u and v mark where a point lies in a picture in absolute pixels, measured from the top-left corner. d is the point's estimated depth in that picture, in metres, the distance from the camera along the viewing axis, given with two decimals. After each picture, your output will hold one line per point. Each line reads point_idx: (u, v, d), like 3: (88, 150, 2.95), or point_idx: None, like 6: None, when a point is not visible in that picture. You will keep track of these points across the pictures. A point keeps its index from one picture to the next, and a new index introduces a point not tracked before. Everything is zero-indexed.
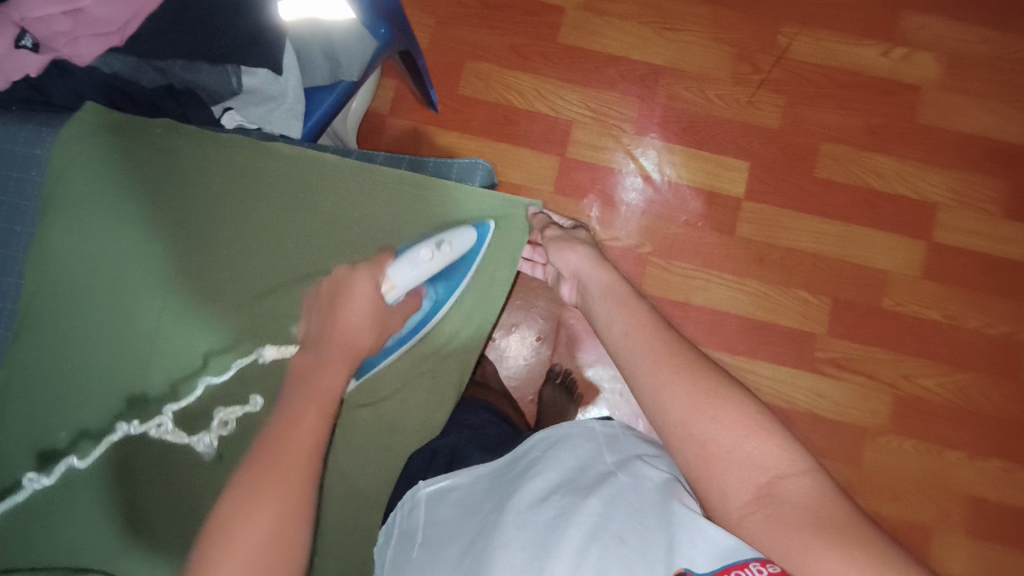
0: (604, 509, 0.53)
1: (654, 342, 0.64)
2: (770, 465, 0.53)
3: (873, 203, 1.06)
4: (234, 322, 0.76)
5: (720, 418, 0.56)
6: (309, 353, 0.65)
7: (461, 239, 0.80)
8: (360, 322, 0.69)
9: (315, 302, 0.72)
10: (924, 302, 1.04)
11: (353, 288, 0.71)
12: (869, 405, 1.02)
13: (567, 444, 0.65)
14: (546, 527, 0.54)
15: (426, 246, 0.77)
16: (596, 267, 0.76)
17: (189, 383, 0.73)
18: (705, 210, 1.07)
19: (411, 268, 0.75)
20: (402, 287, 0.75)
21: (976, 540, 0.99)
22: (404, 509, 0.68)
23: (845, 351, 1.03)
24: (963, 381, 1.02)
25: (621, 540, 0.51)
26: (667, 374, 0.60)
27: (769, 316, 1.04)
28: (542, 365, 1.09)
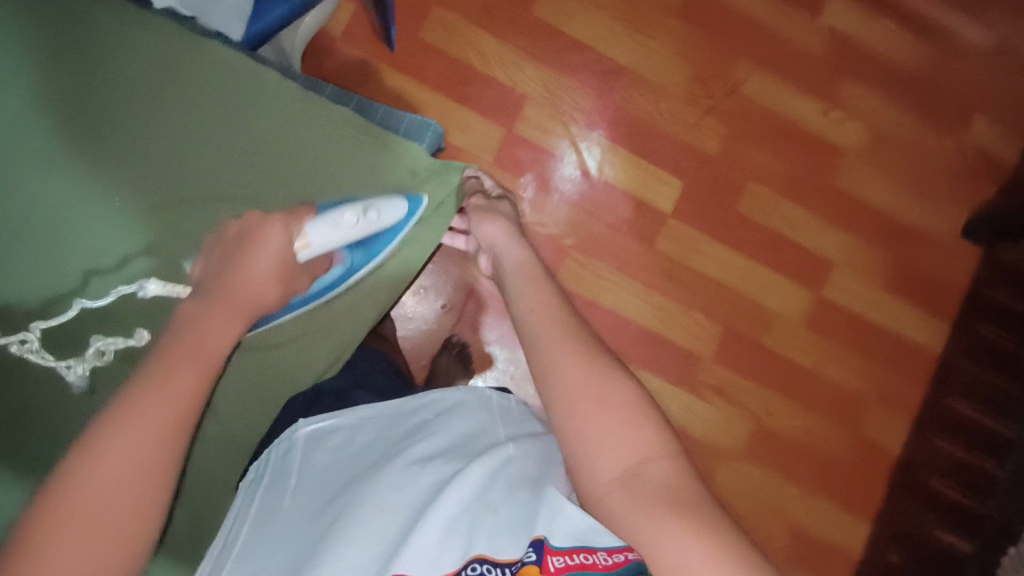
0: (484, 478, 0.55)
1: (557, 320, 0.66)
2: (642, 451, 0.56)
3: (781, 249, 1.13)
4: (147, 226, 0.78)
5: (605, 405, 0.58)
6: (202, 299, 0.63)
7: (392, 210, 0.78)
8: (262, 276, 0.67)
9: (217, 245, 0.69)
10: (799, 348, 1.13)
11: (263, 240, 0.68)
12: (732, 430, 1.10)
13: (462, 411, 0.66)
14: (425, 490, 0.54)
15: (352, 211, 0.74)
16: (512, 241, 0.78)
17: (62, 304, 0.75)
18: (632, 217, 1.09)
19: (330, 231, 0.72)
20: (317, 249, 0.72)
21: (792, 564, 1.11)
22: (279, 450, 0.66)
23: (723, 377, 1.10)
24: (815, 424, 1.13)
25: (492, 508, 0.52)
26: (561, 352, 0.62)
27: (666, 330, 1.09)
28: (441, 332, 1.07)
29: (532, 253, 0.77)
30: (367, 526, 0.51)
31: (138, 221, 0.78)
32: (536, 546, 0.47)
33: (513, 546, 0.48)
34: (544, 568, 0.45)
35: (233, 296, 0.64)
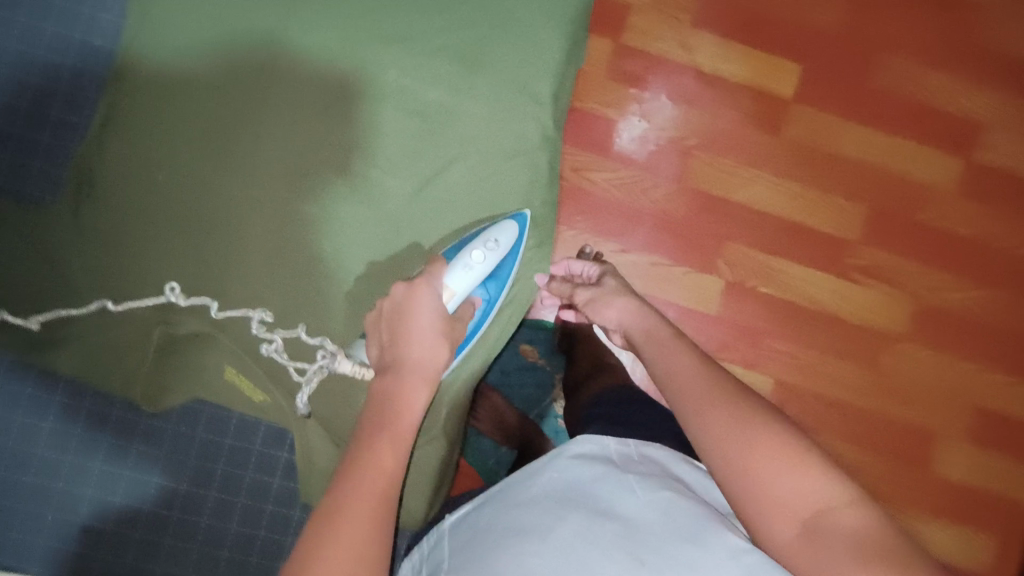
0: (622, 534, 0.53)
1: (702, 373, 0.62)
2: (812, 497, 0.51)
3: (923, 117, 1.07)
4: (320, 163, 0.80)
5: (758, 453, 0.54)
6: (388, 376, 0.67)
7: (506, 235, 0.81)
8: (431, 334, 0.70)
9: (378, 322, 0.74)
10: (957, 218, 1.06)
11: (411, 305, 0.71)
12: (894, 313, 1.05)
13: (579, 459, 0.63)
14: (562, 544, 0.52)
15: (477, 247, 0.78)
16: (641, 316, 0.73)
17: (274, 253, 0.80)
18: (754, 108, 1.07)
19: (466, 273, 0.77)
20: (461, 291, 0.77)
21: (978, 448, 1.05)
22: (425, 545, 0.65)
23: (877, 259, 1.05)
24: (986, 297, 1.05)
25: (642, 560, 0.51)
26: (695, 402, 0.59)
27: (806, 218, 1.06)
28: (575, 247, 1.05)
29: (663, 319, 0.72)
30: None
31: (384, 147, 0.82)
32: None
33: None
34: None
35: (412, 364, 0.67)
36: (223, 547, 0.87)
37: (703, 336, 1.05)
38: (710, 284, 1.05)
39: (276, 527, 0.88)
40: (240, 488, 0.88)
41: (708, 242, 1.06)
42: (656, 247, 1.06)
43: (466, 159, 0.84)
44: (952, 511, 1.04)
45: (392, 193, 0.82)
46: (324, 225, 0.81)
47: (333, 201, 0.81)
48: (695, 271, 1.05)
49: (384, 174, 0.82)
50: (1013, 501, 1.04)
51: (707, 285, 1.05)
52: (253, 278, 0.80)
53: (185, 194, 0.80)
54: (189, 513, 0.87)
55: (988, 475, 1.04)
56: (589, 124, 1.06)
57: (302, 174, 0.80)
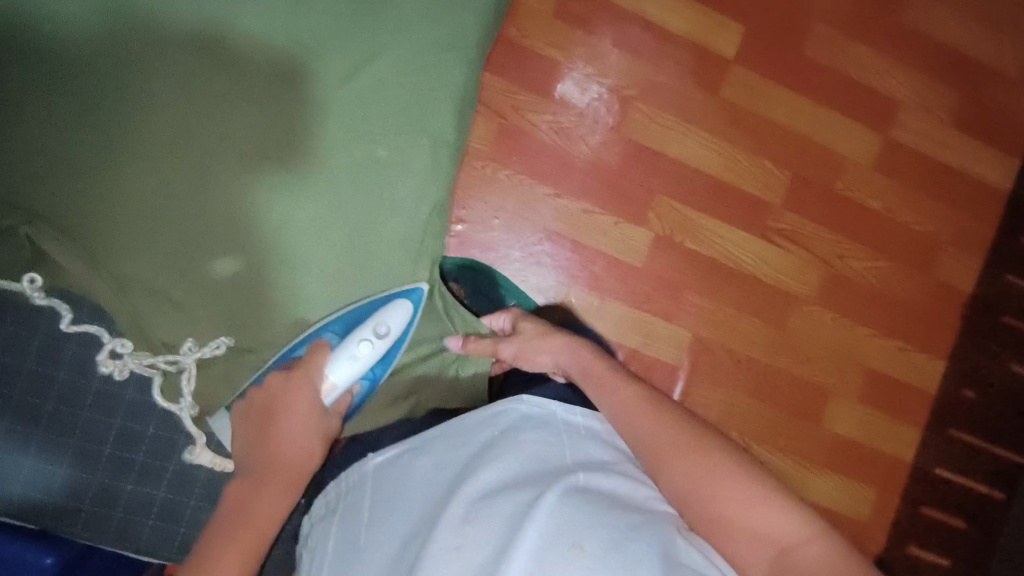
0: (567, 512, 0.53)
1: (656, 414, 0.61)
2: (781, 530, 0.52)
3: (848, 91, 1.11)
4: (204, 53, 0.63)
5: (732, 487, 0.55)
6: (247, 480, 0.61)
7: (400, 321, 0.68)
8: (297, 441, 0.63)
9: (247, 416, 0.66)
10: (870, 192, 1.12)
11: (289, 402, 0.64)
12: (805, 277, 1.10)
13: (528, 431, 0.62)
14: (500, 522, 0.53)
15: (363, 340, 0.66)
16: (578, 354, 0.71)
17: (139, 164, 0.62)
18: (694, 64, 1.07)
19: (350, 365, 0.66)
20: (342, 386, 0.66)
21: (866, 406, 1.13)
22: (349, 481, 0.66)
23: (795, 225, 1.10)
24: (887, 269, 1.13)
25: (582, 547, 0.51)
26: (658, 438, 0.59)
27: (733, 178, 1.09)
28: (508, 189, 1.03)
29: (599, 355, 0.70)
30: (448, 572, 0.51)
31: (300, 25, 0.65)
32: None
33: None
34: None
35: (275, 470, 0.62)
36: (104, 443, 0.73)
37: (627, 286, 1.07)
38: (639, 236, 1.07)
39: (166, 426, 0.75)
40: (127, 382, 0.73)
41: (640, 195, 1.07)
42: (588, 194, 1.05)
43: (398, 50, 0.68)
44: (837, 463, 1.12)
45: (314, 82, 0.65)
46: (234, 121, 0.63)
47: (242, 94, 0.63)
48: (625, 222, 1.06)
49: (308, 52, 0.65)
50: (891, 455, 1.14)
51: (635, 237, 1.06)
52: (114, 205, 0.62)
53: (46, 74, 0.60)
54: (67, 408, 0.72)
55: (872, 432, 1.13)
56: (532, 62, 1.03)
57: (206, 55, 0.63)
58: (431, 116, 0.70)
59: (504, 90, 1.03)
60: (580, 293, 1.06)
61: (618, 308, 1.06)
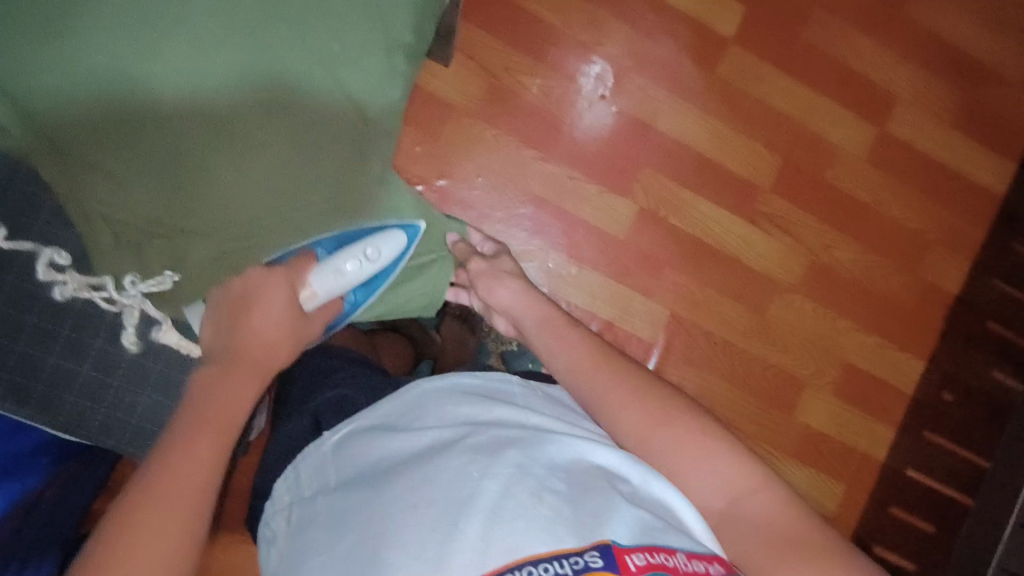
0: (523, 467, 0.47)
1: (601, 363, 0.60)
2: (726, 488, 0.52)
3: (845, 80, 1.10)
4: None
5: (678, 437, 0.54)
6: (214, 365, 0.55)
7: (393, 250, 0.70)
8: (271, 331, 0.60)
9: (219, 310, 0.62)
10: (860, 183, 1.11)
11: (263, 297, 0.61)
12: (788, 263, 1.09)
13: (468, 398, 0.57)
14: (454, 478, 0.47)
15: (353, 257, 0.67)
16: (528, 301, 0.69)
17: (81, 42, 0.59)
18: (692, 40, 1.07)
19: (334, 279, 0.66)
20: (320, 296, 0.66)
21: (841, 400, 1.11)
22: (309, 465, 0.56)
23: (781, 210, 1.09)
24: (873, 263, 1.11)
25: (540, 497, 0.45)
26: (595, 383, 0.58)
27: (722, 158, 1.08)
28: (494, 147, 1.02)
29: (556, 308, 0.68)
30: (408, 532, 0.44)
31: None
32: (603, 551, 0.42)
33: (574, 535, 0.43)
34: (620, 570, 0.41)
35: (243, 351, 0.57)
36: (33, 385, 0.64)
37: (606, 258, 1.06)
38: (623, 208, 1.06)
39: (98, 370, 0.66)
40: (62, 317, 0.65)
41: (626, 167, 1.06)
42: (575, 161, 1.05)
43: None
44: (807, 455, 1.10)
45: None
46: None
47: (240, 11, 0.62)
48: (609, 192, 1.05)
49: None
50: (861, 453, 1.12)
51: (618, 208, 1.06)
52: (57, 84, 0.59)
53: None
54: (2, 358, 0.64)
55: (842, 426, 1.11)
56: (528, 24, 1.03)
57: None
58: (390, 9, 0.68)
59: (497, 50, 1.02)
60: (558, 260, 1.05)
61: (596, 279, 1.05)
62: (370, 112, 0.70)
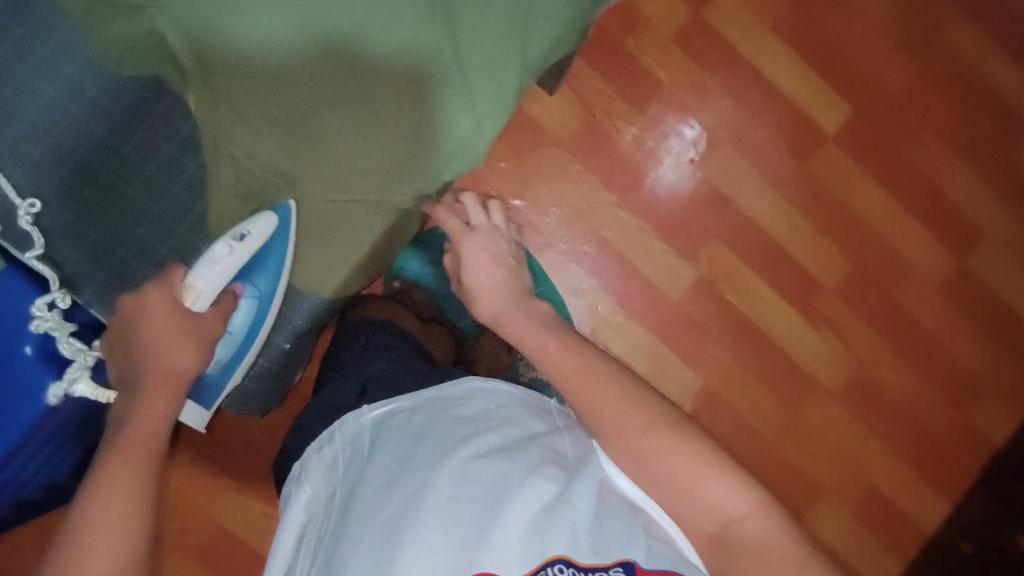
0: (564, 484, 0.50)
1: (586, 368, 0.56)
2: (715, 499, 0.48)
3: (937, 204, 1.09)
4: None
5: (659, 441, 0.51)
6: (122, 393, 0.54)
7: (263, 228, 0.67)
8: (161, 337, 0.57)
9: (110, 344, 0.60)
10: (927, 308, 1.09)
11: (146, 311, 0.59)
12: (834, 368, 1.07)
13: (514, 406, 0.59)
14: (496, 480, 0.49)
15: (219, 242, 0.65)
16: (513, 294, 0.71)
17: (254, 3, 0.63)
18: (793, 128, 1.08)
19: (209, 267, 0.64)
20: (207, 292, 0.64)
21: (855, 520, 1.08)
22: (345, 437, 0.60)
23: (839, 314, 1.08)
24: (921, 390, 1.09)
25: (573, 508, 0.47)
26: (576, 385, 0.56)
27: (793, 248, 1.07)
28: (575, 181, 1.05)
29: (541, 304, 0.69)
30: (446, 515, 0.45)
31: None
32: (625, 569, 0.44)
33: (598, 552, 0.44)
34: None
35: (141, 370, 0.55)
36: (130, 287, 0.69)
37: (655, 315, 1.06)
38: (683, 272, 1.06)
39: None
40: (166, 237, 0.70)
41: (696, 233, 1.07)
42: (648, 214, 1.06)
43: None
44: None
45: None
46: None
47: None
48: (674, 253, 1.06)
49: None
50: None
51: (679, 270, 1.06)
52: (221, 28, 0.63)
53: None
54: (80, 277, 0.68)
55: (851, 548, 1.07)
56: (637, 74, 1.06)
57: None
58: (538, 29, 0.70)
59: (602, 92, 1.05)
60: (607, 305, 1.05)
61: (639, 332, 1.06)
62: (430, 68, 0.66)
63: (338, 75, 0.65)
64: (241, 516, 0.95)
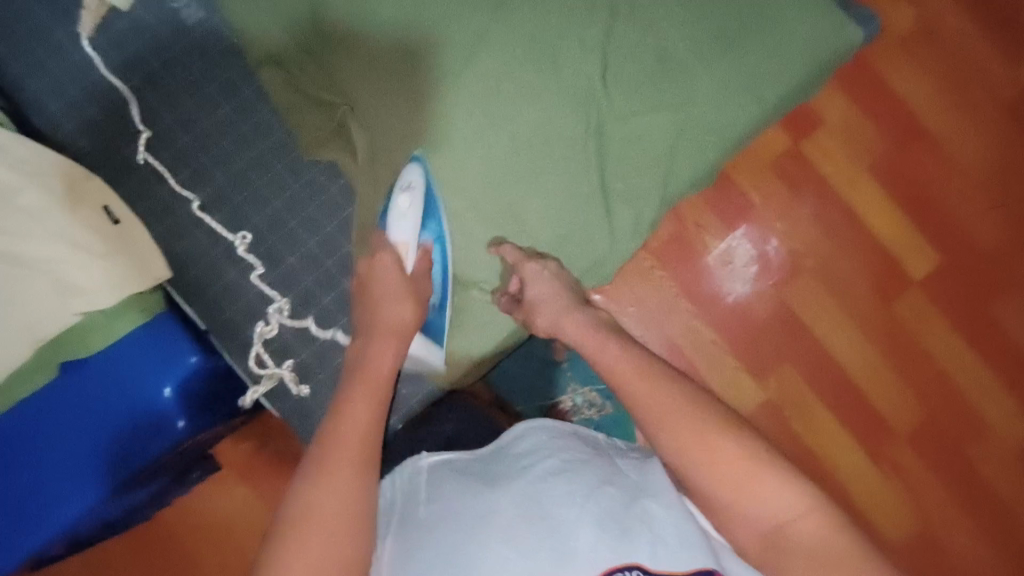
0: (621, 504, 0.54)
1: (651, 380, 0.58)
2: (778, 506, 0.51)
3: (1021, 367, 1.07)
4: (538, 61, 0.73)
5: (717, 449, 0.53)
6: (360, 340, 0.65)
7: (420, 173, 0.70)
8: (391, 292, 0.66)
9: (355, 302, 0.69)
10: (1001, 472, 1.05)
11: (377, 271, 0.67)
12: (897, 518, 1.03)
13: (550, 429, 0.63)
14: (559, 503, 0.53)
15: (398, 196, 0.70)
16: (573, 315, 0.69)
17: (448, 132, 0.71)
18: (879, 268, 1.08)
19: (403, 219, 0.69)
20: (413, 240, 0.70)
21: None
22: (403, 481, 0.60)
23: (908, 462, 1.05)
24: (987, 558, 1.03)
25: (642, 526, 0.52)
26: (643, 398, 0.57)
27: (867, 386, 1.06)
28: (656, 285, 1.07)
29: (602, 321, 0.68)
30: (519, 542, 0.50)
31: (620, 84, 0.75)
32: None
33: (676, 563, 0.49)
34: None
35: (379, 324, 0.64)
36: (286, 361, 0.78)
37: None
38: (751, 390, 1.06)
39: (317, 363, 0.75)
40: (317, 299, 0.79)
41: (770, 355, 1.06)
42: (723, 328, 1.07)
43: (694, 114, 0.77)
44: None
45: (613, 109, 0.75)
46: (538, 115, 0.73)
47: (496, 77, 0.72)
48: (745, 371, 1.06)
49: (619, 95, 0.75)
50: None
51: (747, 389, 1.06)
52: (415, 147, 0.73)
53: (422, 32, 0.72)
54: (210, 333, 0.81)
55: None
56: (731, 192, 1.09)
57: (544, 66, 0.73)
58: (690, 161, 0.79)
59: (694, 205, 1.08)
60: None
61: None
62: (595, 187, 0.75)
63: (511, 191, 0.73)
64: None
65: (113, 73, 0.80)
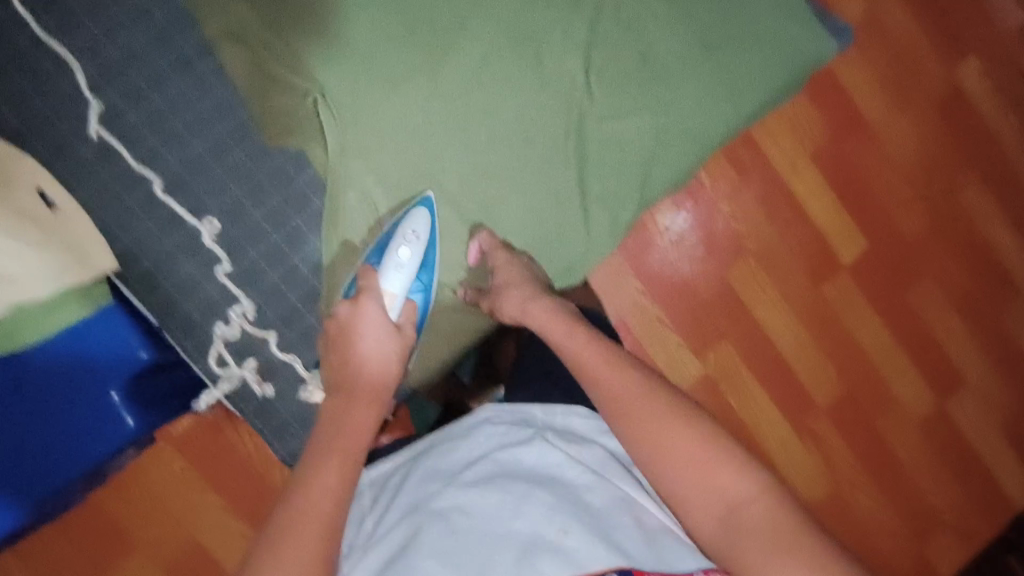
0: (551, 503, 0.53)
1: (614, 373, 0.60)
2: (728, 491, 0.52)
3: (928, 348, 1.18)
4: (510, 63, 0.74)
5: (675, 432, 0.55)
6: (339, 395, 0.61)
7: (424, 223, 0.73)
8: (378, 347, 0.64)
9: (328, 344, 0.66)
10: (902, 441, 1.17)
11: (362, 324, 0.65)
12: (813, 483, 1.13)
13: (495, 423, 0.62)
14: (489, 512, 0.53)
15: (398, 246, 0.71)
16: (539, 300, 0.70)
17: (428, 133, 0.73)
18: (813, 252, 1.14)
19: (397, 272, 0.69)
20: (402, 293, 0.69)
21: None
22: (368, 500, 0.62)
23: (825, 432, 1.14)
24: (885, 517, 1.15)
25: (563, 531, 0.51)
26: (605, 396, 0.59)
27: (795, 363, 1.14)
28: (608, 262, 1.08)
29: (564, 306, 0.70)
30: (446, 558, 0.50)
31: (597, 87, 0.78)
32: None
33: (598, 561, 0.49)
34: None
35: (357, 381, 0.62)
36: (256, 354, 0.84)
37: None
38: (690, 365, 1.11)
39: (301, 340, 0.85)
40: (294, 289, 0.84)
41: (710, 332, 1.11)
42: (668, 305, 1.10)
43: (662, 121, 0.80)
44: None
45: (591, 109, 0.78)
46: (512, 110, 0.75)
47: (475, 75, 0.73)
48: (686, 347, 1.11)
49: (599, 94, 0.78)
50: None
51: (687, 364, 1.11)
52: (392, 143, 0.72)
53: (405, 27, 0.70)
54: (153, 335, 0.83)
55: None
56: None
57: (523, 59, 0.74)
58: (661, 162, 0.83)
59: None
60: None
61: None
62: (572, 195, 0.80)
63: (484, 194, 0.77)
64: (219, 534, 0.91)
65: (46, 31, 0.75)
